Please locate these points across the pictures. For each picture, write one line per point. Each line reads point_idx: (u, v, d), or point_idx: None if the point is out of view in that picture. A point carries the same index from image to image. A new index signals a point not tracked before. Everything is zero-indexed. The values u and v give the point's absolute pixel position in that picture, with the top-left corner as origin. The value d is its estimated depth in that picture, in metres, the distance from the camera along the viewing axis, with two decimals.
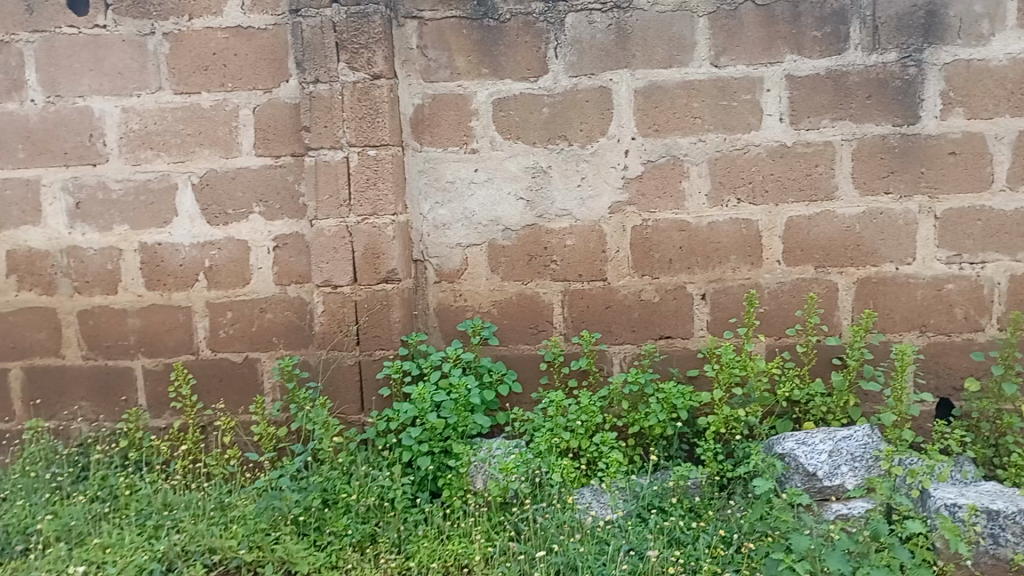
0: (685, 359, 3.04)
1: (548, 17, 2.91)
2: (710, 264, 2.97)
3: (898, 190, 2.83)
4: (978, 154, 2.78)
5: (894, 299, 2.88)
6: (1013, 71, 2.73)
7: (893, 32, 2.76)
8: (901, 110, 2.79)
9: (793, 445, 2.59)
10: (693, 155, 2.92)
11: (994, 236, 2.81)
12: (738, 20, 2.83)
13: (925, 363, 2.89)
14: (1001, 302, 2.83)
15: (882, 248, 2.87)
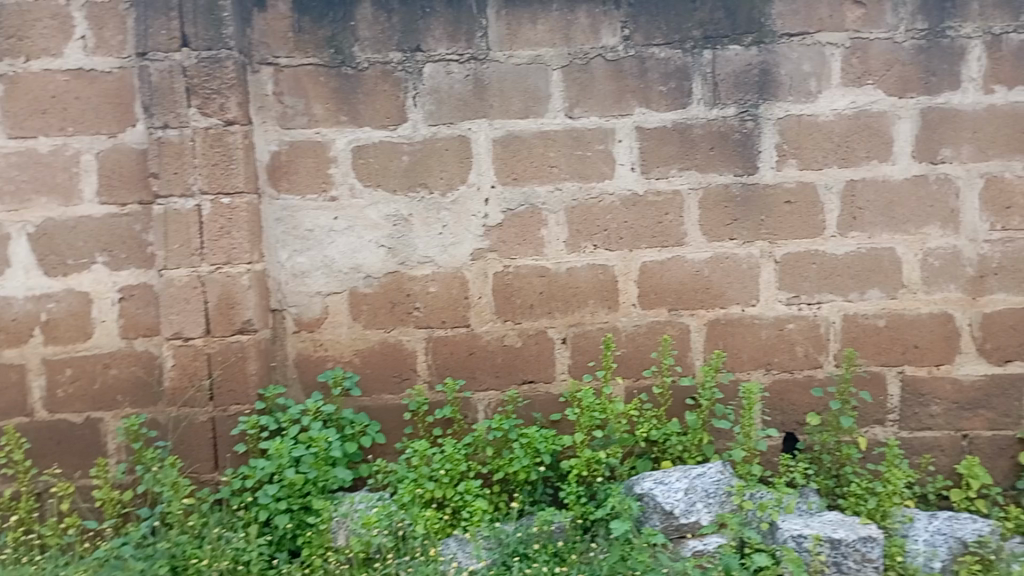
0: (548, 404, 3.07)
1: (406, 67, 2.93)
2: (570, 308, 3.04)
3: (741, 237, 2.99)
4: (811, 202, 2.97)
5: (741, 340, 3.03)
6: (839, 126, 2.94)
7: (732, 88, 2.93)
8: (741, 161, 2.96)
9: (651, 485, 2.66)
10: (550, 203, 2.99)
11: (828, 278, 3.00)
12: (590, 74, 2.95)
13: (772, 400, 3.05)
14: (836, 340, 3.02)
15: (728, 291, 3.02)
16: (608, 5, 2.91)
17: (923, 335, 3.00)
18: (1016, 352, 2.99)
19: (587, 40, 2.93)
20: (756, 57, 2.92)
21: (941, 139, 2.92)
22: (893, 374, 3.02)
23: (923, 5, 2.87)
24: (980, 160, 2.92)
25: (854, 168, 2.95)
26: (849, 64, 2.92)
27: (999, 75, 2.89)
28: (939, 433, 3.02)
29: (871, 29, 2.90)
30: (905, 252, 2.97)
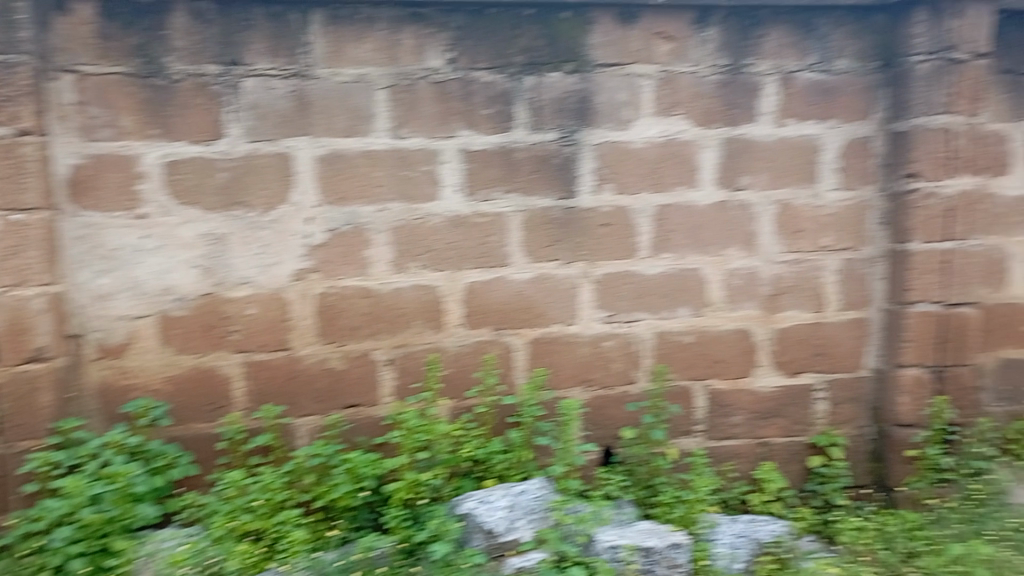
0: (371, 427, 3.04)
1: (223, 80, 2.82)
2: (396, 329, 3.02)
3: (562, 258, 3.09)
4: (626, 225, 3.11)
5: (562, 357, 3.13)
6: (650, 153, 3.10)
7: (553, 114, 3.03)
8: (561, 185, 3.06)
9: (473, 504, 2.71)
10: (376, 224, 2.96)
11: (642, 298, 3.15)
12: (415, 95, 2.95)
13: (590, 415, 3.17)
14: (650, 356, 3.18)
15: (550, 310, 3.10)
16: (433, 28, 2.93)
17: (727, 350, 3.22)
18: (806, 364, 3.27)
19: (412, 61, 2.93)
20: (575, 85, 3.03)
21: (740, 168, 3.15)
22: (700, 387, 3.22)
23: (726, 43, 3.08)
24: (775, 188, 3.18)
25: (665, 194, 3.12)
26: (660, 94, 3.08)
27: (790, 110, 3.15)
28: (740, 441, 3.26)
29: (680, 62, 3.07)
30: (710, 273, 3.17)
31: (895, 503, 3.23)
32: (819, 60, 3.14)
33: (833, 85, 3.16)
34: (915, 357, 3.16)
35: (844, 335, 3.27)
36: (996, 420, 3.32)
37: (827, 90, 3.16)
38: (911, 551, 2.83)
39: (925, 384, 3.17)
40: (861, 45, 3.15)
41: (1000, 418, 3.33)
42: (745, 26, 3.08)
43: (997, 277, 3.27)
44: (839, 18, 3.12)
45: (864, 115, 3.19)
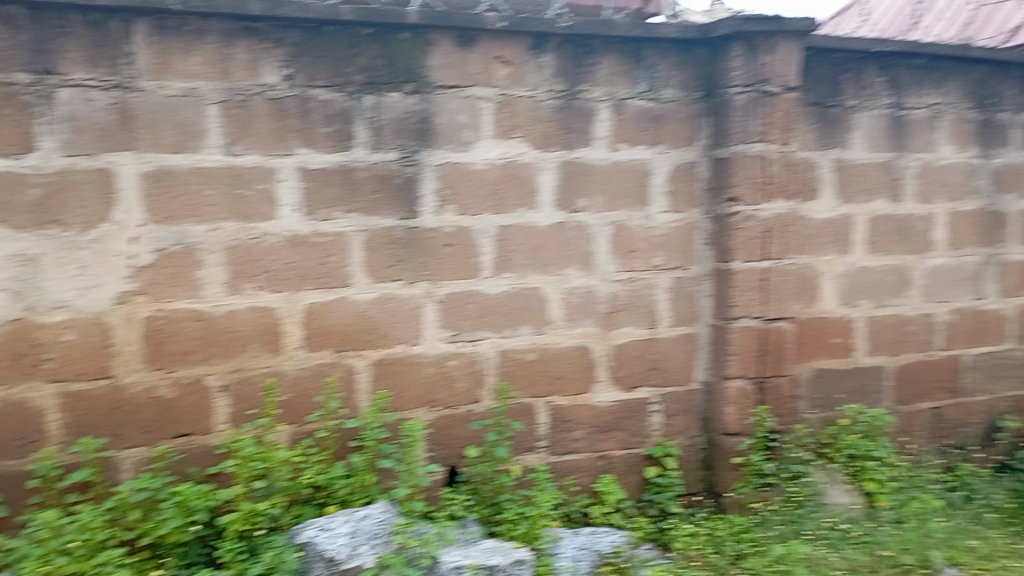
0: (204, 457, 2.89)
1: (35, 90, 2.63)
2: (230, 354, 2.89)
3: (404, 278, 3.07)
4: (468, 245, 3.13)
5: (406, 378, 3.10)
6: (491, 174, 3.15)
7: (393, 133, 3.02)
8: (403, 205, 3.05)
9: (313, 532, 2.64)
10: (208, 244, 2.84)
11: (485, 317, 3.18)
12: (249, 111, 2.86)
13: (435, 436, 3.16)
14: (493, 374, 3.21)
15: (393, 331, 3.07)
16: (268, 43, 2.85)
17: (568, 367, 3.30)
18: (641, 379, 3.41)
19: (245, 76, 2.84)
20: (415, 106, 3.04)
21: (577, 190, 3.26)
22: (542, 404, 3.28)
23: (561, 69, 3.19)
24: (610, 210, 3.31)
25: (506, 215, 3.17)
26: (499, 117, 3.14)
27: (622, 135, 3.30)
28: (582, 455, 3.34)
29: (517, 87, 3.15)
30: (550, 291, 3.25)
31: (724, 508, 3.40)
32: (648, 88, 3.31)
33: (661, 113, 3.34)
34: (739, 370, 3.37)
35: (676, 350, 3.44)
36: (811, 426, 3.60)
37: (656, 118, 3.34)
38: (738, 553, 3.00)
39: (749, 395, 3.40)
40: (686, 76, 3.35)
41: (815, 425, 3.61)
42: (579, 54, 3.20)
43: (809, 293, 3.55)
44: (665, 50, 3.31)
45: (690, 142, 3.38)
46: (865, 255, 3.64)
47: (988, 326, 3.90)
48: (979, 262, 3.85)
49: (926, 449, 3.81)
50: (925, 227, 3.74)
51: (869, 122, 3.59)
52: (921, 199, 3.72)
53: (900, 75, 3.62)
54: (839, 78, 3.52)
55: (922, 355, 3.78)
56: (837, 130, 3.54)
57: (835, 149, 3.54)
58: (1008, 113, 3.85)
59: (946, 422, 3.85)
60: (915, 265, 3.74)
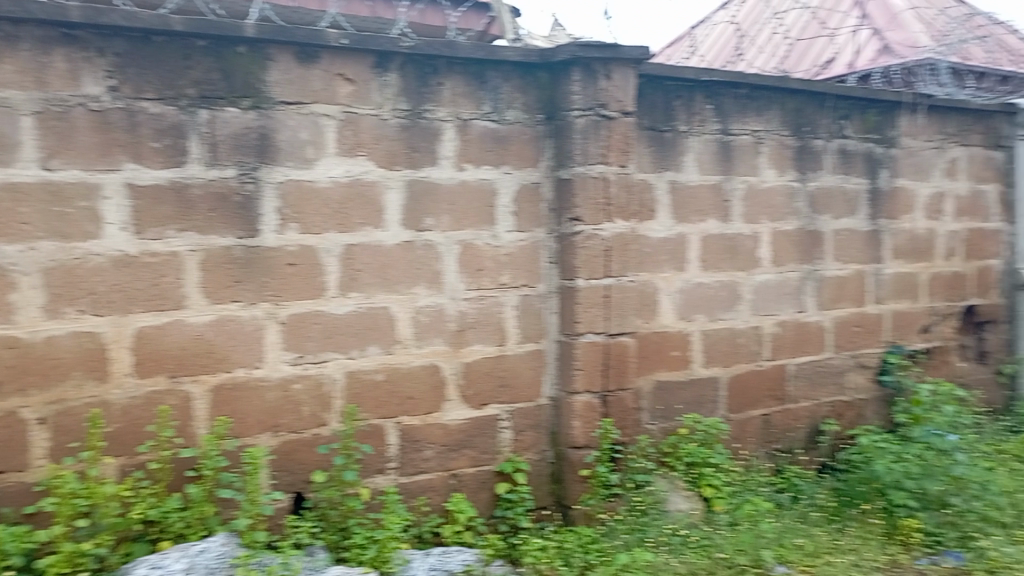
0: (19, 496, 2.66)
1: None
2: (50, 383, 2.69)
3: (244, 298, 2.96)
4: (311, 265, 3.06)
5: (247, 403, 2.98)
6: (335, 193, 3.10)
7: (230, 150, 2.92)
8: (242, 223, 2.94)
9: (145, 571, 2.48)
10: (22, 265, 2.63)
11: (330, 337, 3.11)
12: (69, 123, 2.68)
13: (279, 462, 3.05)
14: (340, 397, 3.14)
15: (233, 354, 2.95)
16: (90, 51, 2.70)
17: (417, 386, 3.28)
18: (491, 396, 3.43)
19: (65, 86, 2.67)
20: (254, 122, 2.95)
21: (423, 210, 3.26)
22: (391, 424, 3.24)
23: (405, 88, 3.19)
24: (457, 229, 3.33)
25: (351, 234, 3.13)
26: (342, 135, 3.10)
27: (467, 156, 3.33)
28: (432, 475, 3.32)
29: (361, 104, 3.12)
30: (398, 310, 3.23)
31: (572, 520, 3.48)
32: (492, 110, 3.37)
33: (505, 134, 3.41)
34: (584, 384, 3.47)
35: (524, 366, 3.49)
36: (653, 437, 3.75)
37: (500, 138, 3.40)
38: (586, 565, 3.08)
39: (595, 408, 3.50)
40: (528, 98, 3.44)
41: (656, 435, 3.76)
42: (423, 73, 3.22)
43: (648, 309, 3.70)
44: (508, 73, 3.39)
45: (533, 163, 3.47)
46: (699, 272, 3.85)
47: (809, 337, 4.20)
48: (800, 277, 4.16)
49: (757, 454, 4.05)
50: (751, 246, 4.00)
51: (700, 146, 3.81)
52: (747, 219, 3.97)
53: (726, 103, 3.87)
54: (671, 104, 3.71)
55: (752, 365, 4.03)
56: (670, 153, 3.72)
57: (670, 172, 3.73)
58: (821, 140, 4.18)
59: (774, 428, 4.11)
60: (744, 281, 3.98)
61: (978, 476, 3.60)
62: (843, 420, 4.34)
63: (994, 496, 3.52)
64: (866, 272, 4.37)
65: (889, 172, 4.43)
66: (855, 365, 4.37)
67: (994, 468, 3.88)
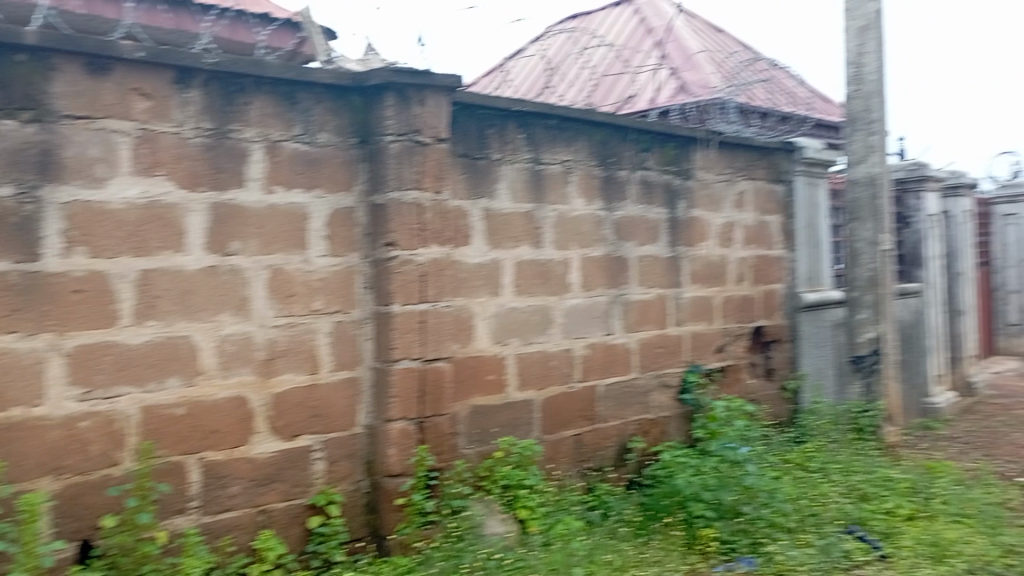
0: None
1: None
2: None
3: (22, 329, 2.69)
4: (102, 291, 2.83)
5: (25, 444, 2.70)
6: (129, 214, 2.89)
7: (7, 166, 2.65)
8: (20, 247, 2.68)
9: None
10: None
11: (124, 370, 2.88)
12: None
13: (62, 507, 2.77)
14: (135, 433, 2.91)
15: (8, 391, 2.66)
16: None
17: (222, 420, 3.10)
18: (302, 427, 3.31)
19: None
20: (35, 136, 2.70)
21: (229, 233, 3.11)
22: (193, 461, 3.04)
23: (208, 106, 3.04)
24: (265, 254, 3.20)
25: (148, 258, 2.93)
26: (138, 153, 2.91)
27: (276, 178, 3.22)
28: (238, 513, 3.14)
29: (159, 121, 2.94)
30: (200, 339, 3.05)
31: (387, 550, 3.42)
32: (302, 131, 3.28)
33: (317, 157, 3.33)
34: (399, 412, 3.43)
35: (337, 395, 3.40)
36: (470, 461, 3.75)
37: (311, 161, 3.32)
38: None
39: (411, 435, 3.47)
40: (340, 121, 3.38)
41: (473, 459, 3.77)
42: (228, 92, 3.09)
43: (464, 333, 3.73)
44: (319, 95, 3.32)
45: (347, 187, 3.41)
46: (513, 297, 3.92)
47: (616, 358, 4.39)
48: (608, 301, 4.35)
49: (570, 473, 4.16)
50: (562, 271, 4.14)
51: (512, 174, 3.90)
52: (558, 245, 4.11)
53: (537, 133, 4.00)
54: (485, 132, 3.79)
55: (563, 387, 4.15)
56: (484, 181, 3.79)
57: (484, 199, 3.79)
58: (625, 172, 4.41)
59: (585, 447, 4.24)
60: (556, 306, 4.11)
61: (766, 486, 3.91)
62: (649, 437, 4.56)
63: (780, 503, 3.83)
64: (667, 296, 4.65)
65: (686, 203, 4.74)
66: (658, 384, 4.61)
67: (779, 477, 4.23)
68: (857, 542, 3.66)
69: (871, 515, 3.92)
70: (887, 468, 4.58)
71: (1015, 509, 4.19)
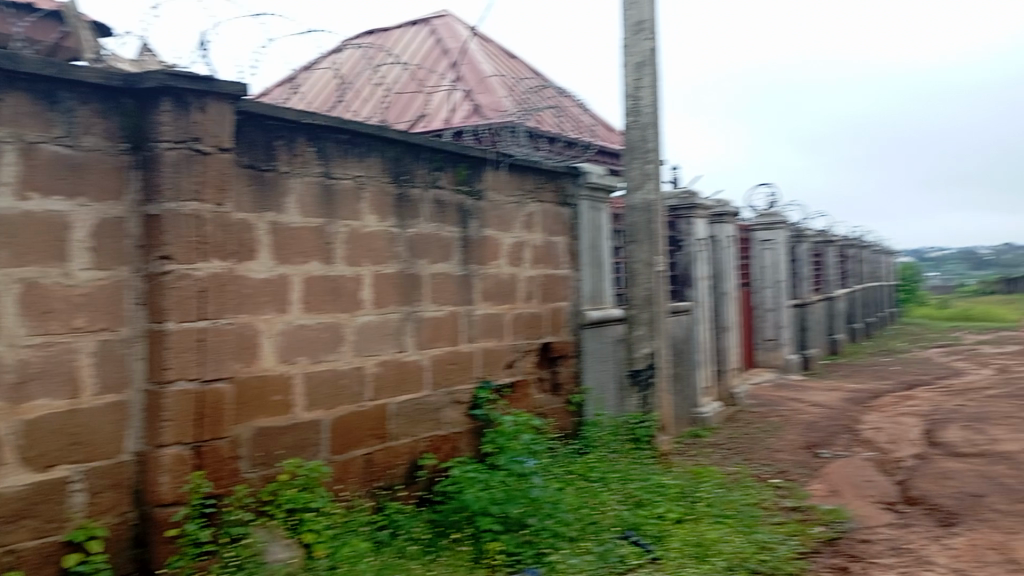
0: None
1: None
2: None
3: None
4: None
5: None
6: None
7: None
8: None
9: None
10: None
11: None
12: None
13: None
14: None
15: None
16: None
17: None
18: (59, 457, 3.01)
19: None
20: None
21: None
22: None
23: None
24: (17, 266, 2.90)
25: None
26: None
27: (32, 183, 2.93)
28: None
29: None
30: None
31: None
32: (65, 134, 3.02)
33: (81, 162, 3.07)
34: (173, 436, 3.22)
35: (101, 421, 3.13)
36: (251, 486, 3.56)
37: (73, 165, 3.05)
38: None
39: (185, 461, 3.27)
40: (109, 125, 3.15)
41: (254, 483, 3.58)
42: None
43: (248, 352, 3.56)
44: (84, 95, 3.07)
45: (116, 196, 3.17)
46: (301, 314, 3.81)
47: (408, 375, 4.38)
48: (400, 318, 4.33)
49: (359, 493, 4.08)
50: (353, 287, 4.07)
51: (301, 188, 3.80)
52: (349, 262, 4.05)
53: (327, 147, 3.92)
54: (272, 144, 3.66)
55: (354, 406, 4.07)
56: (271, 194, 3.66)
57: (270, 213, 3.66)
58: (418, 189, 4.43)
59: (375, 467, 4.19)
60: (346, 323, 4.04)
61: (550, 497, 4.05)
62: (440, 453, 4.58)
63: (563, 513, 4.00)
64: (459, 313, 4.71)
65: (477, 223, 4.84)
66: (450, 401, 4.65)
67: (562, 488, 4.40)
68: (632, 547, 3.88)
69: (644, 520, 4.18)
70: (660, 475, 4.91)
71: (768, 507, 4.64)
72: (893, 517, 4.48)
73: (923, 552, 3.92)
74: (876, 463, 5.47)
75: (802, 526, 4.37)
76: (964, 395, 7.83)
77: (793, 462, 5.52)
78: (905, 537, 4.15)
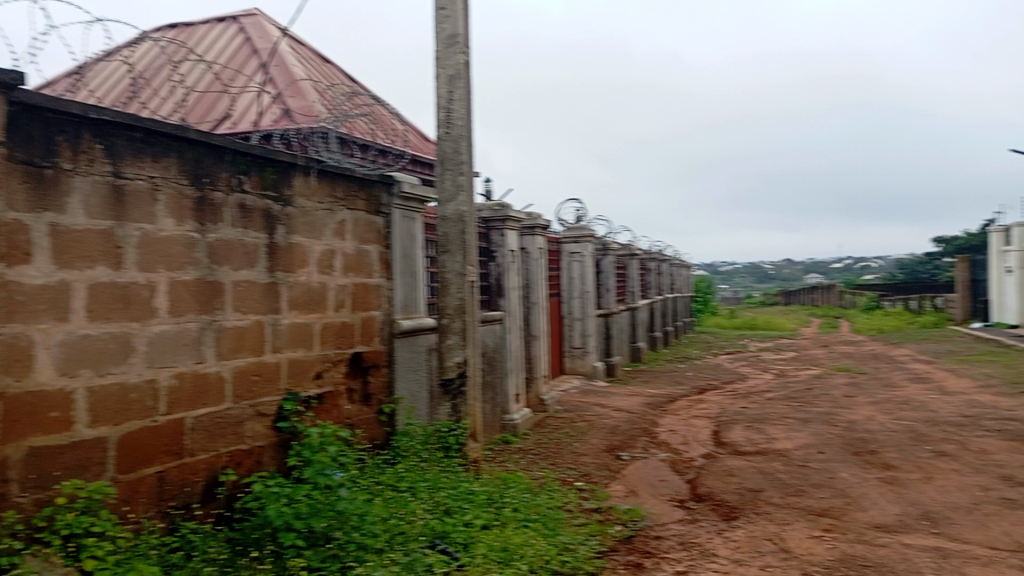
0: None
1: None
2: None
3: None
4: None
5: None
6: None
7: None
8: None
9: None
10: None
11: None
12: None
13: None
14: None
15: None
16: None
17: None
18: None
19: None
20: None
21: None
22: None
23: None
24: None
25: None
26: None
27: None
28: None
29: None
30: None
31: None
32: None
33: None
34: None
35: None
36: (22, 511, 3.24)
37: None
38: None
39: None
40: None
41: (26, 508, 3.26)
42: None
43: (20, 365, 3.25)
44: None
45: None
46: (85, 323, 3.52)
47: (207, 388, 4.17)
48: (198, 328, 4.12)
49: (148, 515, 3.82)
50: (146, 294, 3.82)
51: (86, 187, 3.53)
52: (142, 267, 3.79)
53: (117, 144, 3.67)
54: (53, 139, 3.39)
55: (146, 421, 3.82)
56: (51, 193, 3.38)
57: (49, 212, 3.36)
58: (220, 193, 4.24)
59: (168, 486, 3.94)
60: (138, 333, 3.78)
61: (356, 508, 3.99)
62: (241, 468, 4.39)
63: (369, 525, 3.94)
64: (264, 323, 4.55)
65: (285, 229, 4.70)
66: (253, 414, 4.47)
67: (370, 499, 4.34)
68: (438, 555, 3.90)
69: (452, 528, 4.21)
70: (469, 482, 4.98)
71: (571, 509, 4.82)
72: (684, 513, 4.80)
73: (708, 545, 4.21)
74: (670, 463, 5.83)
75: (601, 526, 4.58)
76: (748, 398, 8.53)
77: (596, 465, 5.78)
78: (693, 532, 4.44)
